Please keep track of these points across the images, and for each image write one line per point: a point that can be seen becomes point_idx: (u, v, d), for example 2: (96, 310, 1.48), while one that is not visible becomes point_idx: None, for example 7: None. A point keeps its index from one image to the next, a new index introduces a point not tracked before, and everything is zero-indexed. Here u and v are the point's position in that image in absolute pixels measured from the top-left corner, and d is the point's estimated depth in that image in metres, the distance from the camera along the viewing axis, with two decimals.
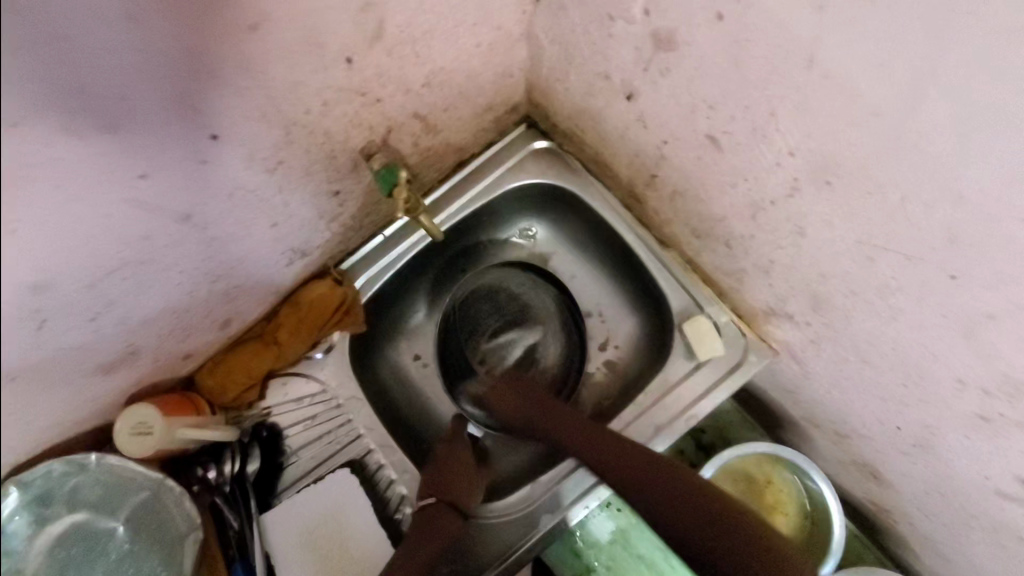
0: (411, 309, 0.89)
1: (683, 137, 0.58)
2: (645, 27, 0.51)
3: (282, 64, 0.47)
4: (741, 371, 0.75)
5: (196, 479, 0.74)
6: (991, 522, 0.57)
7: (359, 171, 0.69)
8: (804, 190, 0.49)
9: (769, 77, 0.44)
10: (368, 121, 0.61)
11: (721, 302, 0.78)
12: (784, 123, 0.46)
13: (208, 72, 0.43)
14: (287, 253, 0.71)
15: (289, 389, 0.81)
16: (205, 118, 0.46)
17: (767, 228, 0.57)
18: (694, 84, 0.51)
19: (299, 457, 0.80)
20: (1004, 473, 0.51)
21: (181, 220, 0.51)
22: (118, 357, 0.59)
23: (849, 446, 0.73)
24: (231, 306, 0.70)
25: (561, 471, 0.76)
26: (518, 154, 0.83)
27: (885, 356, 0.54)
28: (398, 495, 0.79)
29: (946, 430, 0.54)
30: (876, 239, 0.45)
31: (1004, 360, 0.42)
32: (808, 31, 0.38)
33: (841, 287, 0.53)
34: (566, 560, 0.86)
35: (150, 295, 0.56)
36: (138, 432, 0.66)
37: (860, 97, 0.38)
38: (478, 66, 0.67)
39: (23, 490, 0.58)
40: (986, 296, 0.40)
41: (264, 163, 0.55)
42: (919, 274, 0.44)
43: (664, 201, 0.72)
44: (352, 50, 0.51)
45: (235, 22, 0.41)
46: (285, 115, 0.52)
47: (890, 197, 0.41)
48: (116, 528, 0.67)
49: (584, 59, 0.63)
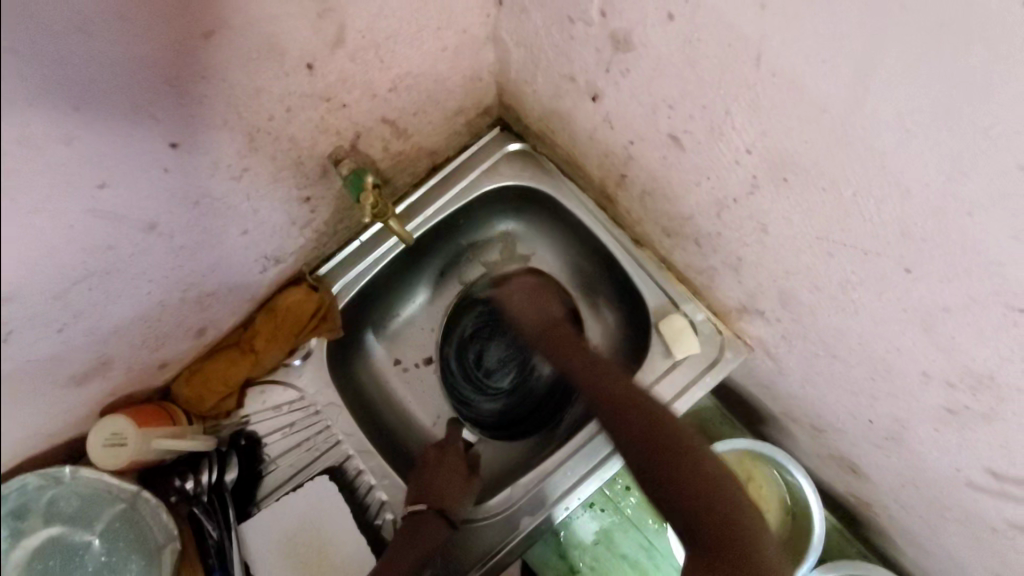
0: (390, 314, 0.89)
1: (647, 137, 0.59)
2: (604, 29, 0.52)
3: (241, 71, 0.47)
4: (718, 368, 0.75)
5: (174, 490, 0.73)
6: (964, 513, 0.58)
7: (329, 177, 0.69)
8: (764, 188, 0.49)
9: (722, 76, 0.44)
10: (335, 127, 0.61)
11: (697, 300, 0.79)
12: (739, 122, 0.46)
13: (168, 81, 0.43)
14: (260, 260, 0.71)
15: (266, 397, 0.80)
16: (166, 126, 0.46)
17: (733, 226, 0.57)
18: (654, 84, 0.51)
19: (277, 465, 0.80)
20: (972, 463, 0.51)
21: (146, 229, 0.51)
22: (89, 368, 0.59)
23: (826, 440, 0.74)
24: (205, 314, 0.70)
25: (541, 470, 0.76)
26: (493, 157, 0.83)
27: (853, 350, 0.55)
28: (378, 501, 0.79)
29: (915, 423, 0.55)
30: (833, 235, 0.46)
31: (964, 352, 0.43)
32: (755, 30, 0.39)
33: (807, 283, 0.54)
34: (550, 561, 0.85)
35: (119, 304, 0.56)
36: (112, 443, 0.66)
37: (808, 95, 0.39)
38: (445, 69, 0.67)
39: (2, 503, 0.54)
40: (941, 289, 0.40)
41: (229, 170, 0.55)
42: (877, 269, 0.44)
43: (634, 201, 0.72)
44: (313, 56, 0.51)
45: (189, 31, 0.41)
46: (248, 122, 0.52)
47: (844, 193, 0.42)
48: (92, 540, 0.66)
49: (550, 61, 0.63)
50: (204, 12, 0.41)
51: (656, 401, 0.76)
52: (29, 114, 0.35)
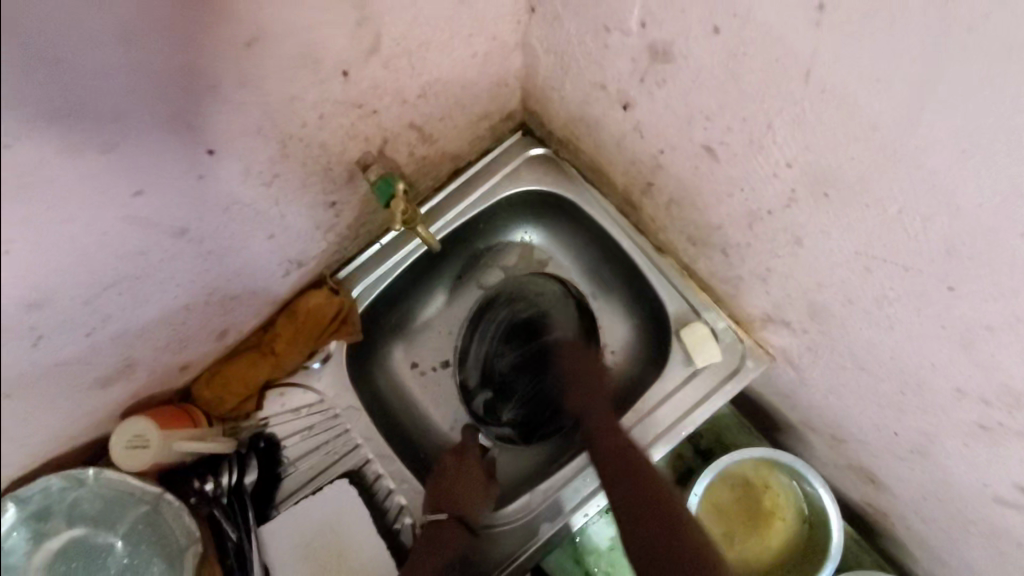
0: (408, 317, 0.89)
1: (679, 147, 0.58)
2: (642, 39, 0.51)
3: (280, 79, 0.47)
4: (739, 377, 0.76)
5: (193, 492, 0.74)
6: (990, 528, 0.57)
7: (355, 182, 0.68)
8: (801, 201, 0.49)
9: (765, 90, 0.44)
10: (364, 133, 0.61)
11: (719, 308, 0.78)
12: (780, 136, 0.46)
13: (207, 87, 0.42)
14: (284, 263, 0.71)
15: (285, 399, 0.80)
16: (203, 132, 0.45)
17: (764, 237, 0.57)
18: (691, 96, 0.51)
19: (296, 467, 0.79)
20: (1002, 480, 0.51)
21: (177, 234, 0.51)
22: (114, 371, 0.59)
23: (847, 451, 0.74)
24: (227, 318, 0.70)
25: (559, 478, 0.77)
26: (514, 163, 0.83)
27: (884, 364, 0.55)
28: (398, 505, 0.79)
29: (944, 438, 0.54)
30: (873, 250, 0.46)
31: (1004, 371, 0.42)
32: (806, 46, 0.39)
33: (839, 296, 0.53)
34: (566, 567, 0.86)
35: (147, 308, 0.56)
36: (134, 446, 0.66)
37: (858, 112, 0.38)
38: (474, 75, 0.67)
39: (22, 506, 0.58)
40: (983, 309, 0.40)
41: (260, 176, 0.55)
42: (917, 286, 0.44)
43: (660, 209, 0.72)
44: (348, 63, 0.51)
45: (230, 38, 0.41)
46: (282, 129, 0.52)
47: (888, 209, 0.42)
48: (115, 542, 0.67)
49: (580, 69, 0.63)
50: (246, 21, 0.41)
51: (677, 407, 0.76)
52: (71, 124, 0.35)
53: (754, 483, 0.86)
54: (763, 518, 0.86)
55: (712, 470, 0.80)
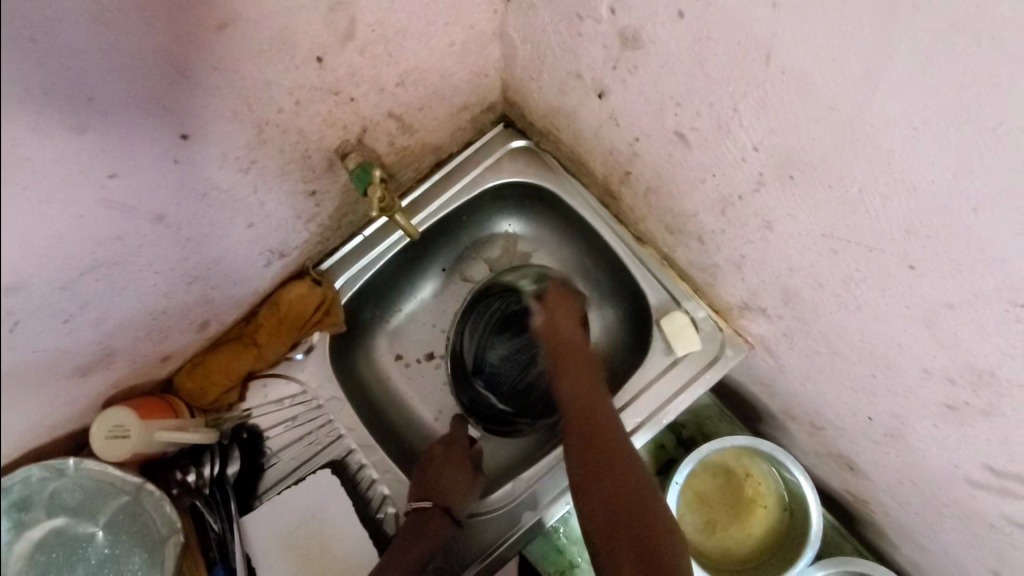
0: (392, 310, 0.89)
1: (653, 134, 0.59)
2: (613, 26, 0.52)
3: (254, 64, 0.48)
4: (718, 365, 0.76)
5: (175, 483, 0.73)
6: (962, 510, 0.58)
7: (334, 171, 0.69)
8: (770, 185, 0.50)
9: (730, 74, 0.45)
10: (342, 121, 0.62)
11: (698, 297, 0.79)
12: (746, 120, 0.47)
13: (179, 71, 0.43)
14: (265, 254, 0.71)
15: (268, 391, 0.81)
16: (177, 117, 0.45)
17: (737, 223, 0.58)
18: (661, 82, 0.52)
19: (279, 458, 0.80)
20: (971, 459, 0.52)
21: (154, 220, 0.51)
22: (93, 359, 0.59)
23: (824, 437, 0.74)
24: (208, 308, 0.70)
25: (540, 467, 0.78)
26: (496, 154, 0.84)
27: (855, 347, 0.56)
28: (380, 495, 0.80)
29: (915, 420, 0.55)
30: (839, 232, 0.46)
31: (966, 349, 0.43)
32: (765, 28, 0.39)
33: (809, 280, 0.54)
34: (550, 557, 0.86)
35: (126, 295, 0.56)
36: (115, 436, 0.66)
37: (817, 94, 0.39)
38: (452, 65, 0.67)
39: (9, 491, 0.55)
40: (944, 286, 0.41)
41: (237, 163, 0.55)
42: (882, 266, 0.45)
43: (638, 198, 0.73)
44: (322, 50, 0.52)
45: (202, 22, 0.41)
46: (258, 115, 0.53)
47: (850, 190, 0.42)
48: (95, 532, 0.65)
49: (556, 58, 0.64)
50: (218, 4, 0.41)
51: (658, 396, 0.77)
52: (47, 102, 0.35)
53: (736, 471, 0.87)
54: (745, 505, 0.87)
55: (692, 459, 0.81)
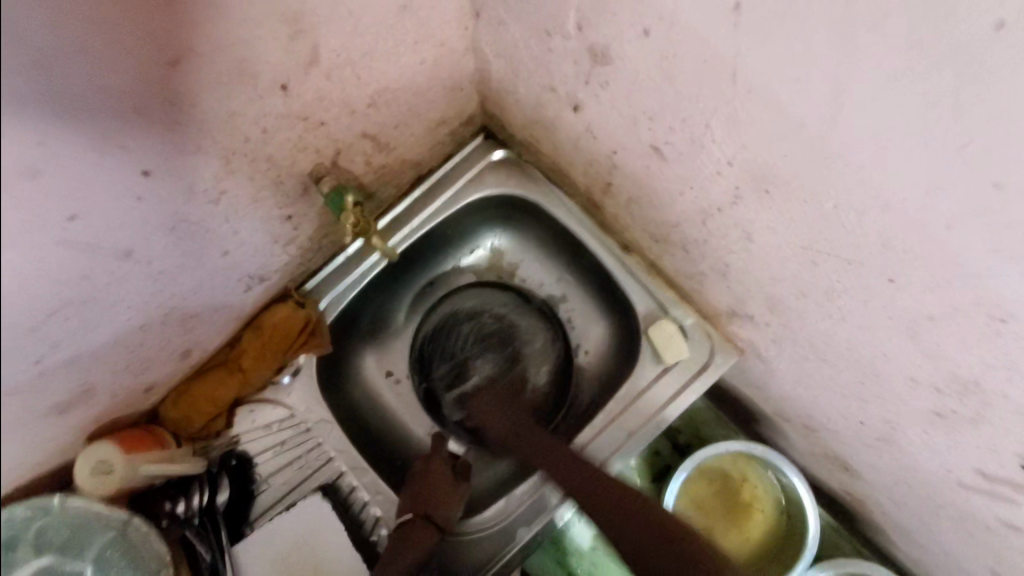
0: (380, 327, 0.88)
1: (629, 146, 0.58)
2: (581, 42, 0.51)
3: (214, 96, 0.47)
4: (708, 372, 0.75)
5: (164, 514, 0.72)
6: (957, 512, 0.58)
7: (309, 195, 0.68)
8: (746, 198, 0.49)
9: (699, 91, 0.44)
10: (314, 145, 0.61)
11: (686, 304, 0.78)
12: (718, 135, 0.46)
13: (137, 109, 0.42)
14: (243, 280, 0.70)
15: (256, 416, 0.80)
16: (136, 155, 0.44)
17: (718, 234, 0.57)
18: (633, 96, 0.51)
19: (270, 483, 0.79)
20: (963, 464, 0.51)
21: (122, 256, 0.50)
22: (72, 397, 0.58)
23: (818, 440, 0.74)
24: (189, 337, 0.69)
25: (536, 480, 0.76)
26: (477, 166, 0.83)
27: (842, 354, 0.55)
28: (373, 516, 0.78)
29: (905, 426, 0.54)
30: (817, 245, 0.46)
31: (950, 359, 0.42)
32: (729, 47, 0.39)
33: (793, 290, 0.54)
34: (549, 569, 0.85)
35: (99, 332, 0.54)
36: (99, 472, 0.65)
37: (785, 111, 0.39)
38: (425, 82, 0.66)
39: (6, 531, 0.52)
40: (926, 299, 0.40)
41: (206, 194, 0.54)
42: (861, 278, 0.44)
43: (620, 208, 0.72)
44: (286, 76, 0.51)
45: (154, 58, 0.40)
46: (223, 145, 0.52)
47: (825, 205, 0.42)
48: (83, 568, 0.64)
49: (529, 72, 0.63)
50: (170, 40, 0.40)
51: (648, 406, 0.76)
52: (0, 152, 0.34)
53: (731, 476, 0.86)
54: (742, 510, 0.86)
55: (688, 467, 0.80)
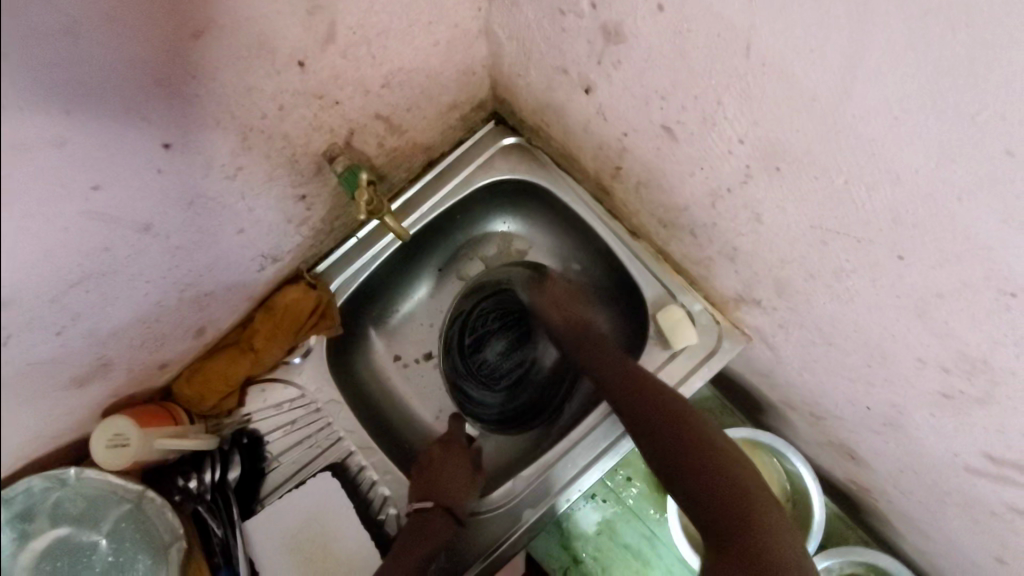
0: (389, 310, 0.89)
1: (640, 127, 0.59)
2: (595, 20, 0.52)
3: (232, 71, 0.48)
4: (716, 358, 0.76)
5: (177, 489, 0.73)
6: (963, 497, 0.58)
7: (323, 175, 0.69)
8: (757, 177, 0.49)
9: (712, 67, 0.44)
10: (329, 124, 0.61)
11: (694, 291, 0.79)
12: (730, 111, 0.46)
13: (160, 79, 0.43)
14: (257, 259, 0.71)
15: (267, 395, 0.81)
16: (157, 128, 0.45)
17: (727, 216, 0.57)
18: (646, 75, 0.51)
19: (281, 461, 0.80)
20: (968, 446, 0.51)
21: (141, 229, 0.51)
22: (90, 369, 0.59)
23: (824, 427, 0.74)
24: (204, 314, 0.70)
25: (543, 462, 0.76)
26: (488, 152, 0.83)
27: (849, 337, 0.55)
28: (381, 496, 0.80)
29: (912, 409, 0.55)
30: (827, 224, 0.46)
31: (958, 338, 0.43)
32: (744, 20, 0.39)
33: (802, 271, 0.54)
34: (555, 553, 0.86)
35: (117, 305, 0.55)
36: (114, 444, 0.65)
37: (798, 84, 0.39)
38: (438, 64, 0.67)
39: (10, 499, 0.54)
40: (934, 276, 0.40)
41: (223, 170, 0.55)
42: (870, 256, 0.44)
43: (630, 192, 0.72)
44: (304, 53, 0.51)
45: (179, 30, 0.41)
46: (241, 121, 0.52)
47: (835, 180, 0.42)
48: (99, 540, 0.65)
49: (542, 54, 0.63)
50: (194, 11, 0.41)
51: None
52: (30, 117, 0.35)
53: None
54: None
55: None
